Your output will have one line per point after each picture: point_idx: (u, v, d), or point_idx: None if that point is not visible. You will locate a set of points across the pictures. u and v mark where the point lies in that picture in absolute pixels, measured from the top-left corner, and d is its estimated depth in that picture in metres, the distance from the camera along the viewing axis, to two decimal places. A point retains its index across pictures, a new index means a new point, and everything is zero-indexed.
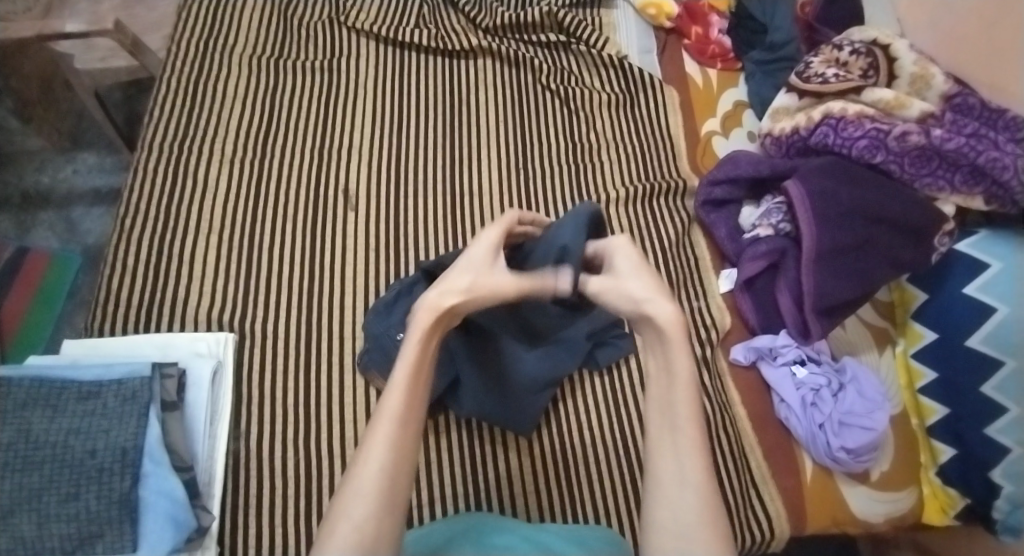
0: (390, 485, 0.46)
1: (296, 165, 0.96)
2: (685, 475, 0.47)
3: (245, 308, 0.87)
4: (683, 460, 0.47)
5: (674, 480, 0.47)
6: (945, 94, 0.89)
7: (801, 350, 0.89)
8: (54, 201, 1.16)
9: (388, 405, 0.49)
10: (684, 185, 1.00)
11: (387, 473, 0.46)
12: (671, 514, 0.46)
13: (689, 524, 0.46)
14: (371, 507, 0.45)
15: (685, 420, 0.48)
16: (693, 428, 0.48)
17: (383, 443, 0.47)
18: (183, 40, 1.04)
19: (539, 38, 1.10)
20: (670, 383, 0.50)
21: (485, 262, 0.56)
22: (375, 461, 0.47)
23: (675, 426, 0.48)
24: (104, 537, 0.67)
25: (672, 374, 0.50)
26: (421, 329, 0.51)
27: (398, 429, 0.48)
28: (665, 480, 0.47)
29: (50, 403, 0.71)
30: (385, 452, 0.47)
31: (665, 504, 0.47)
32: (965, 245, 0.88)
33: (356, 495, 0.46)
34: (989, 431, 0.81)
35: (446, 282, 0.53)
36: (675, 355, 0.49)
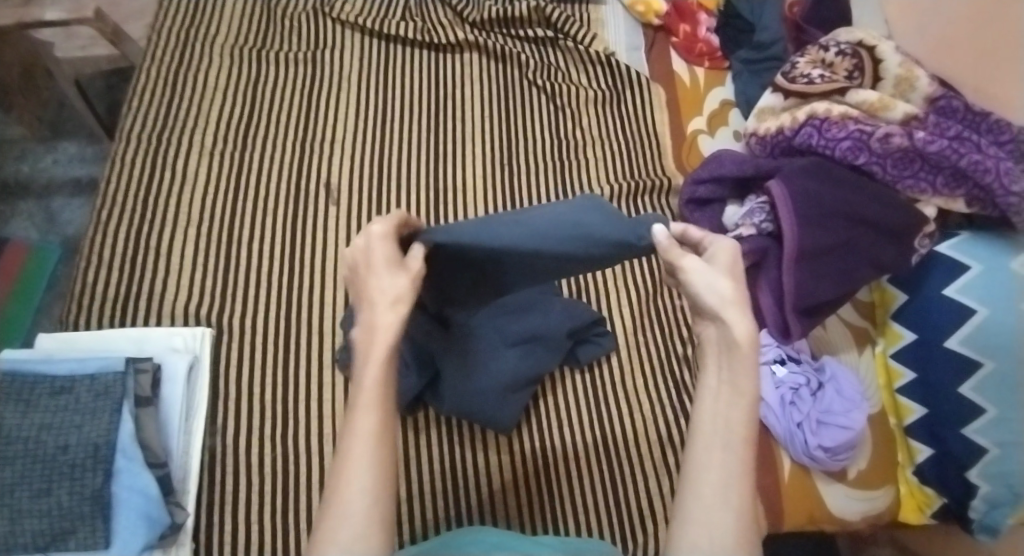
0: (375, 503, 0.46)
1: (279, 159, 0.95)
2: (728, 485, 0.48)
3: (224, 302, 0.86)
4: (729, 472, 0.48)
5: (718, 494, 0.48)
6: (930, 97, 0.90)
7: (781, 349, 0.91)
8: (35, 191, 1.14)
9: (361, 426, 0.48)
10: (669, 182, 1.00)
11: (371, 492, 0.46)
12: (708, 523, 0.47)
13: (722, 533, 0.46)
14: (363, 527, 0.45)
15: (738, 444, 0.49)
16: (744, 447, 0.49)
17: (361, 464, 0.47)
18: (164, 30, 1.02)
19: (527, 33, 1.09)
20: (730, 401, 0.51)
21: (395, 262, 0.53)
22: (358, 483, 0.46)
23: (727, 445, 0.49)
24: (76, 534, 0.67)
25: (736, 390, 0.51)
26: (378, 349, 0.49)
27: (375, 447, 0.47)
28: (707, 495, 0.48)
29: (22, 398, 0.70)
30: (364, 473, 0.46)
31: (704, 508, 0.47)
32: (945, 247, 0.89)
33: (344, 518, 0.45)
34: (966, 431, 0.82)
35: (380, 299, 0.51)
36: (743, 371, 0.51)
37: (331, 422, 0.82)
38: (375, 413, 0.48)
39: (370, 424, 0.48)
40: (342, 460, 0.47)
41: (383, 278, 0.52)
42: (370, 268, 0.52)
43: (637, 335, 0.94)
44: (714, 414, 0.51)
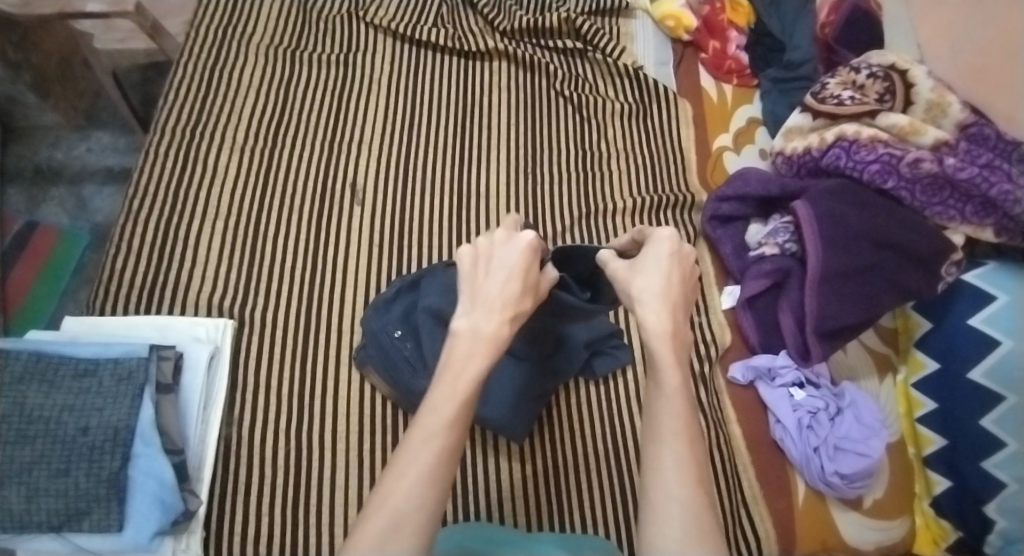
0: (421, 516, 0.45)
1: (308, 157, 0.97)
2: (668, 480, 0.46)
3: (246, 296, 0.87)
4: (669, 471, 0.46)
5: (658, 492, 0.46)
6: (962, 123, 0.89)
7: (801, 372, 0.88)
8: (67, 176, 1.16)
9: (433, 434, 0.47)
10: (692, 199, 0.99)
11: (421, 497, 0.45)
12: (657, 523, 0.45)
13: (673, 535, 0.44)
14: (407, 533, 0.44)
15: (672, 436, 0.48)
16: (679, 442, 0.47)
17: (420, 475, 0.46)
18: (203, 26, 1.05)
19: (556, 44, 1.10)
20: (662, 395, 0.50)
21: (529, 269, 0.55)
22: (413, 487, 0.46)
23: (659, 437, 0.48)
24: (90, 515, 0.67)
25: (663, 386, 0.50)
26: (471, 349, 0.50)
27: (437, 453, 0.47)
28: (653, 498, 0.46)
29: (46, 378, 0.71)
30: (421, 486, 0.46)
31: (651, 510, 0.46)
32: (971, 276, 0.88)
33: (390, 526, 0.44)
34: (986, 465, 0.80)
35: (517, 304, 0.52)
36: (665, 369, 0.50)
37: (346, 420, 0.82)
38: (449, 414, 0.48)
39: (435, 428, 0.47)
40: (405, 459, 0.47)
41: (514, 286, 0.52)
42: (511, 268, 0.53)
43: None
44: (651, 414, 0.50)
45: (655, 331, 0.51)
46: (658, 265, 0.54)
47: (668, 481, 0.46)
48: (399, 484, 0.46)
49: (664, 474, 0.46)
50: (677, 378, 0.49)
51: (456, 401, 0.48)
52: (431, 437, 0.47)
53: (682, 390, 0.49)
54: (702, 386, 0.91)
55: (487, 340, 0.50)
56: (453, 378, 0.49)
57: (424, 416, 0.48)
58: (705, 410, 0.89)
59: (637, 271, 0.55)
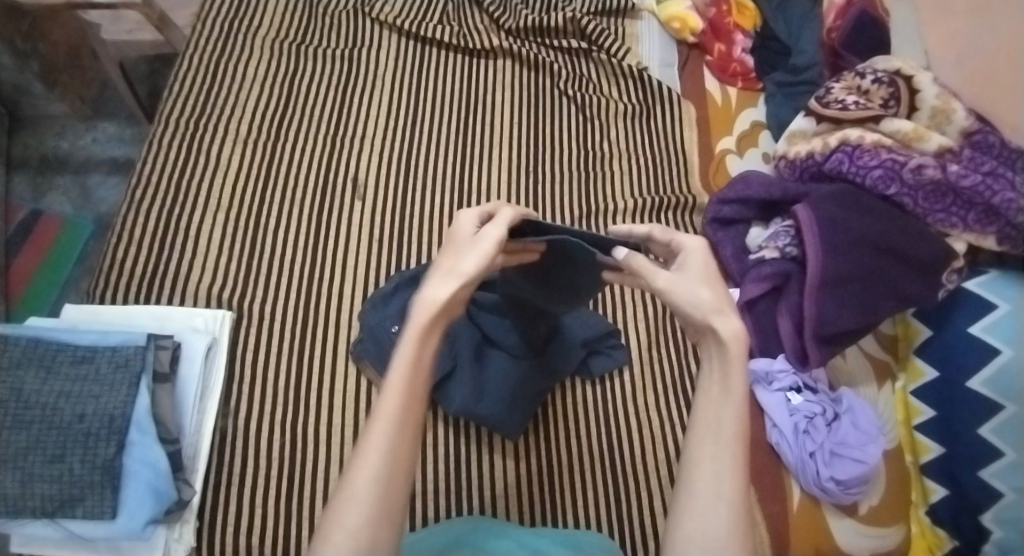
0: (384, 497, 0.49)
1: (311, 151, 0.97)
2: (721, 482, 0.49)
3: (246, 288, 0.87)
4: (718, 471, 0.49)
5: (707, 490, 0.49)
6: (967, 131, 0.88)
7: (798, 377, 0.89)
8: (71, 166, 1.17)
9: (387, 405, 0.51)
10: (693, 200, 0.99)
11: (382, 481, 0.49)
12: (702, 520, 0.48)
13: (721, 532, 0.48)
14: (370, 512, 0.48)
15: (730, 439, 0.50)
16: (735, 445, 0.50)
17: (380, 446, 0.50)
18: (209, 19, 1.05)
19: (561, 43, 1.10)
20: (720, 398, 0.52)
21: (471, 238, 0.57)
22: (373, 459, 0.49)
23: (718, 442, 0.50)
24: (84, 502, 0.68)
25: (730, 391, 0.52)
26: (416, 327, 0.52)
27: (393, 436, 0.50)
28: (702, 494, 0.49)
29: (45, 364, 0.72)
30: (380, 457, 0.49)
31: (698, 508, 0.49)
32: (972, 285, 0.87)
33: (355, 497, 0.48)
34: (983, 475, 0.80)
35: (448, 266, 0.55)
36: (735, 372, 0.51)
37: (341, 414, 0.82)
38: (398, 395, 0.51)
39: (392, 413, 0.50)
40: (366, 434, 0.50)
41: (458, 258, 0.55)
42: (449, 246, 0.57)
43: (650, 352, 0.93)
44: (705, 412, 0.52)
45: (730, 336, 0.52)
46: (706, 272, 0.55)
47: (719, 481, 0.49)
48: (360, 466, 0.49)
49: (716, 473, 0.49)
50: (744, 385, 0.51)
51: (404, 371, 0.51)
52: (387, 422, 0.50)
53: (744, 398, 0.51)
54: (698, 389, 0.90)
55: (418, 308, 0.53)
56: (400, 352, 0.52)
57: (380, 391, 0.52)
58: None
59: (688, 280, 0.55)
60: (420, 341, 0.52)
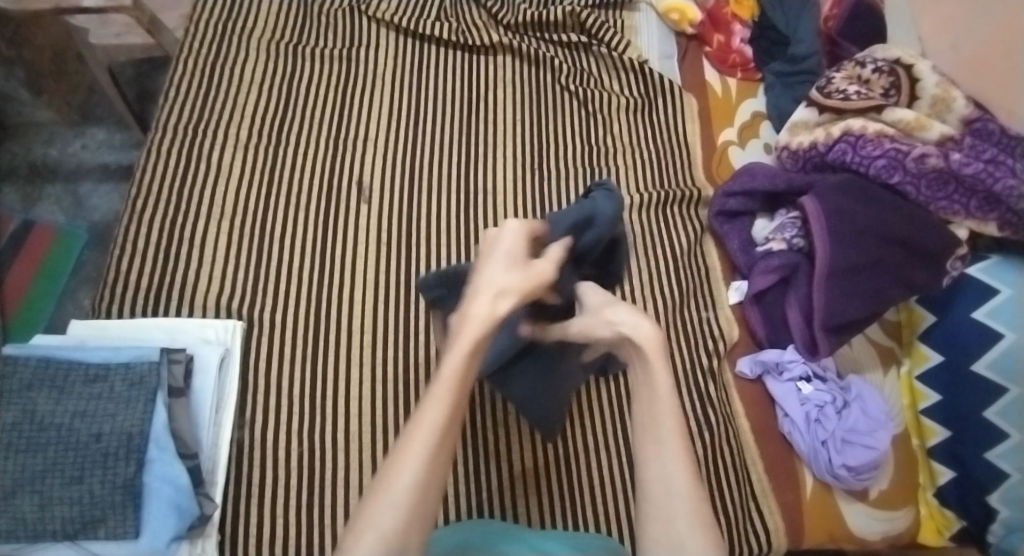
0: (416, 505, 0.48)
1: (313, 155, 0.96)
2: (672, 484, 0.52)
3: (254, 297, 0.86)
4: (666, 472, 0.53)
5: (660, 485, 0.53)
6: (966, 119, 0.89)
7: (808, 366, 0.89)
8: (62, 174, 1.14)
9: (431, 413, 0.50)
10: (698, 193, 1.00)
11: (419, 487, 0.48)
12: (663, 519, 0.52)
13: (682, 527, 0.51)
14: (405, 516, 0.47)
15: (670, 431, 0.54)
16: (676, 441, 0.53)
17: (419, 453, 0.49)
18: (203, 21, 1.03)
19: (560, 38, 1.10)
20: (652, 400, 0.54)
21: (519, 261, 0.55)
22: (412, 464, 0.48)
23: (661, 439, 0.54)
24: (106, 522, 0.67)
25: (657, 396, 0.54)
26: (466, 340, 0.51)
27: (433, 448, 0.49)
28: (656, 493, 0.53)
29: (57, 385, 0.70)
30: (420, 463, 0.48)
31: (659, 514, 0.52)
32: (975, 271, 0.88)
33: (390, 503, 0.47)
34: (988, 456, 0.82)
35: (494, 283, 0.52)
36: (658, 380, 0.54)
37: (358, 420, 0.82)
38: (446, 400, 0.50)
39: (437, 417, 0.50)
40: (407, 438, 0.50)
41: (497, 266, 0.54)
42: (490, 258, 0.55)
43: None
44: (641, 418, 0.55)
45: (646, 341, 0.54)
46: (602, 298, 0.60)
47: (670, 478, 0.52)
48: (399, 468, 0.48)
49: (666, 469, 0.53)
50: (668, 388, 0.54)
51: (451, 383, 0.50)
52: (430, 428, 0.49)
53: (671, 396, 0.54)
54: (711, 381, 0.91)
55: (470, 317, 0.51)
56: (450, 359, 0.51)
57: (424, 397, 0.51)
58: (714, 405, 0.90)
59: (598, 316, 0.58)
60: (471, 350, 0.51)
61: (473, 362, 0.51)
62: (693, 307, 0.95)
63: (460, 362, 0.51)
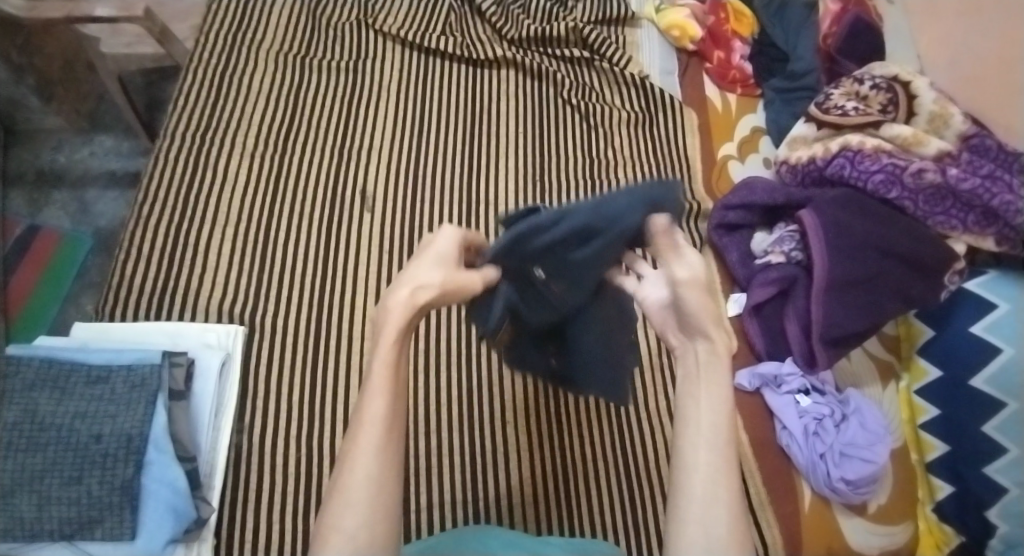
0: (376, 502, 0.44)
1: (318, 163, 0.97)
2: (718, 489, 0.44)
3: (256, 302, 0.87)
4: (714, 471, 0.44)
5: (705, 490, 0.44)
6: (963, 135, 0.91)
7: (806, 379, 0.90)
8: (69, 181, 1.15)
9: (372, 403, 0.46)
10: (698, 207, 1.01)
11: (375, 482, 0.45)
12: (702, 525, 0.43)
13: (718, 543, 0.42)
14: (366, 514, 0.44)
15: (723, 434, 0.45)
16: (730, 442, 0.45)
17: (369, 447, 0.45)
18: (212, 32, 1.05)
19: (563, 53, 1.11)
20: (704, 391, 0.47)
21: (449, 262, 0.52)
22: (364, 459, 0.45)
23: (712, 440, 0.45)
24: (104, 523, 0.67)
25: (716, 389, 0.47)
26: (391, 333, 0.48)
27: (383, 436, 0.46)
28: (692, 497, 0.44)
29: (59, 385, 0.71)
30: (371, 456, 0.45)
31: (696, 521, 0.43)
32: (973, 285, 0.89)
33: (347, 503, 0.44)
34: (988, 471, 0.81)
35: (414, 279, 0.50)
36: (721, 369, 0.47)
37: None
38: (384, 389, 0.47)
39: (377, 407, 0.46)
40: (352, 436, 0.46)
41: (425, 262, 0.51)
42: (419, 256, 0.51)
43: (659, 357, 0.92)
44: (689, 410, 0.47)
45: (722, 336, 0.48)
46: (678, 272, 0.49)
47: (715, 481, 0.44)
48: (348, 467, 0.45)
49: (713, 475, 0.44)
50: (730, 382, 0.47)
51: (387, 370, 0.47)
52: (376, 422, 0.46)
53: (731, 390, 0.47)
54: None
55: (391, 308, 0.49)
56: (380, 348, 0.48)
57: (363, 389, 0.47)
58: None
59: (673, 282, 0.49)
60: (399, 339, 0.48)
61: (402, 350, 0.48)
62: None
63: (390, 350, 0.48)
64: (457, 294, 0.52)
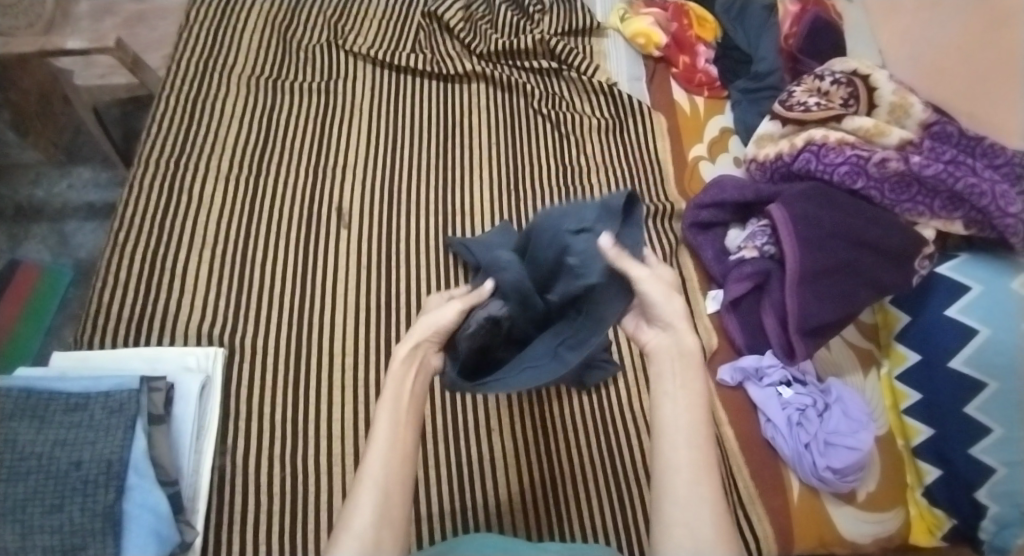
0: (385, 511, 0.52)
1: (295, 183, 0.98)
2: (700, 489, 0.50)
3: (236, 323, 0.87)
4: (695, 471, 0.51)
5: (689, 488, 0.50)
6: (924, 123, 0.93)
7: (786, 370, 0.90)
8: (47, 215, 1.16)
9: (381, 429, 0.55)
10: (671, 208, 1.03)
11: (384, 488, 0.52)
12: (689, 523, 0.49)
13: (705, 535, 0.49)
14: (375, 516, 0.51)
15: (700, 437, 0.53)
16: (706, 443, 0.52)
17: (380, 459, 0.53)
18: (184, 60, 1.07)
19: (532, 65, 1.14)
20: (677, 400, 0.54)
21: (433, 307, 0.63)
22: (377, 468, 0.53)
23: (692, 442, 0.52)
24: (86, 551, 0.66)
25: (689, 394, 0.54)
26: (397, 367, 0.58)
27: (393, 451, 0.54)
28: (682, 496, 0.50)
29: (37, 414, 0.71)
30: (381, 468, 0.53)
31: (682, 517, 0.50)
32: (945, 269, 0.89)
33: (360, 506, 0.52)
34: (973, 451, 0.82)
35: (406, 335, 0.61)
36: (692, 377, 0.55)
37: (342, 440, 0.82)
38: (395, 415, 0.56)
39: (385, 434, 0.55)
40: (365, 455, 0.54)
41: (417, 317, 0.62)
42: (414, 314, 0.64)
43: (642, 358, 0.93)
44: (670, 416, 0.54)
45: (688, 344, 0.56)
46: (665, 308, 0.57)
47: (697, 481, 0.51)
48: (364, 477, 0.53)
49: (695, 473, 0.51)
50: (701, 389, 0.55)
51: (394, 399, 0.56)
52: (381, 440, 0.54)
53: (704, 397, 0.54)
54: None
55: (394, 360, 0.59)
56: (390, 381, 0.57)
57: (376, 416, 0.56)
58: None
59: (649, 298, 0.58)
60: (403, 370, 0.58)
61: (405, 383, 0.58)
62: None
63: (395, 384, 0.57)
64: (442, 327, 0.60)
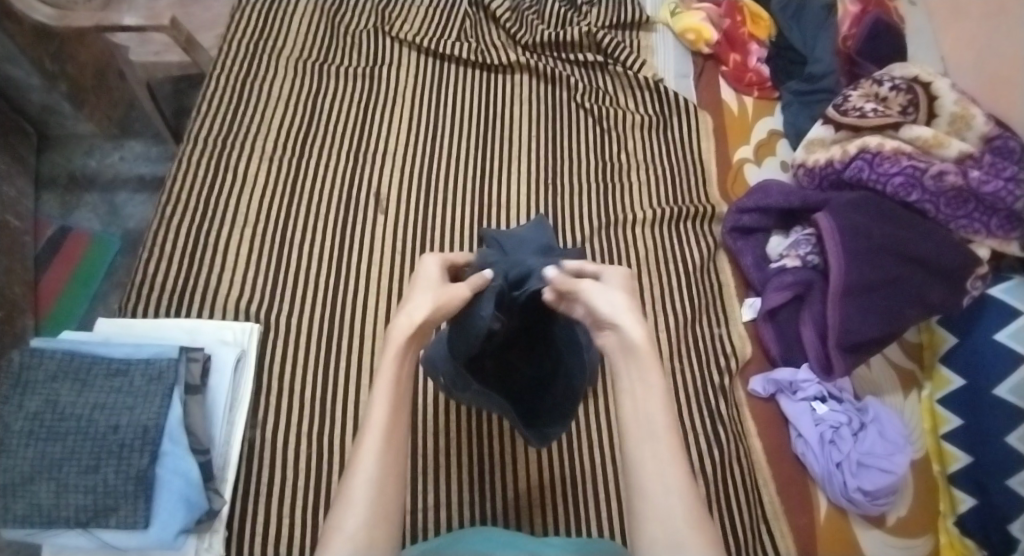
0: (380, 509, 0.51)
1: (334, 166, 0.99)
2: (669, 484, 0.49)
3: (270, 301, 0.89)
4: (660, 463, 0.50)
5: (656, 483, 0.49)
6: (986, 136, 0.88)
7: (823, 386, 0.87)
8: (99, 185, 1.20)
9: (373, 421, 0.54)
10: (712, 210, 1.00)
11: (377, 485, 0.51)
12: (662, 518, 0.48)
13: (677, 528, 0.47)
14: (369, 514, 0.50)
15: (662, 430, 0.51)
16: (670, 435, 0.51)
17: (372, 453, 0.52)
18: (235, 40, 1.09)
19: (578, 58, 1.12)
20: (642, 392, 0.52)
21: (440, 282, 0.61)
22: (370, 464, 0.52)
23: (653, 435, 0.51)
24: (117, 512, 0.69)
25: (647, 386, 0.52)
26: (394, 348, 0.55)
27: (384, 440, 0.53)
28: (652, 492, 0.49)
29: (80, 377, 0.73)
30: (374, 462, 0.52)
31: (653, 516, 0.48)
32: (997, 291, 0.86)
33: (351, 503, 0.50)
34: (1012, 482, 0.78)
35: (409, 305, 0.58)
36: (647, 368, 0.53)
37: None
38: (387, 399, 0.54)
39: (381, 424, 0.53)
40: (357, 445, 0.53)
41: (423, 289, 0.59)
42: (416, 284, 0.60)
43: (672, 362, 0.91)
44: (630, 417, 0.52)
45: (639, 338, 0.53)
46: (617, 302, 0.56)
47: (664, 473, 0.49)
48: (357, 470, 0.52)
49: (660, 465, 0.49)
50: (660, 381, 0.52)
51: (389, 385, 0.54)
52: (376, 432, 0.53)
53: (663, 386, 0.52)
54: (722, 399, 0.89)
55: (395, 329, 0.56)
56: (382, 365, 0.55)
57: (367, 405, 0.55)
58: (725, 423, 0.88)
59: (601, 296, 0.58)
60: (399, 354, 0.55)
61: (401, 365, 0.55)
62: (705, 323, 0.94)
63: (391, 367, 0.55)
64: (454, 304, 0.58)
